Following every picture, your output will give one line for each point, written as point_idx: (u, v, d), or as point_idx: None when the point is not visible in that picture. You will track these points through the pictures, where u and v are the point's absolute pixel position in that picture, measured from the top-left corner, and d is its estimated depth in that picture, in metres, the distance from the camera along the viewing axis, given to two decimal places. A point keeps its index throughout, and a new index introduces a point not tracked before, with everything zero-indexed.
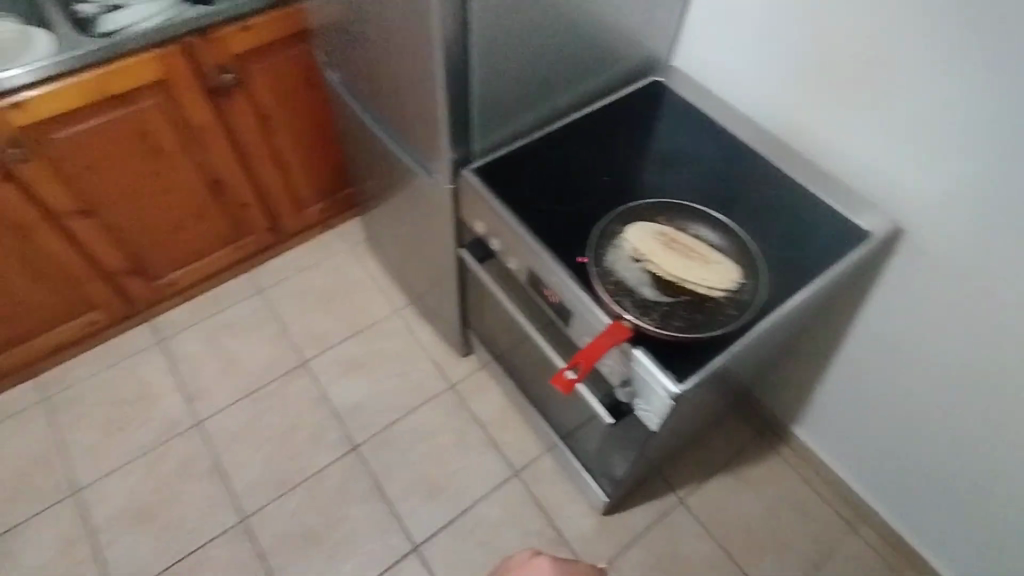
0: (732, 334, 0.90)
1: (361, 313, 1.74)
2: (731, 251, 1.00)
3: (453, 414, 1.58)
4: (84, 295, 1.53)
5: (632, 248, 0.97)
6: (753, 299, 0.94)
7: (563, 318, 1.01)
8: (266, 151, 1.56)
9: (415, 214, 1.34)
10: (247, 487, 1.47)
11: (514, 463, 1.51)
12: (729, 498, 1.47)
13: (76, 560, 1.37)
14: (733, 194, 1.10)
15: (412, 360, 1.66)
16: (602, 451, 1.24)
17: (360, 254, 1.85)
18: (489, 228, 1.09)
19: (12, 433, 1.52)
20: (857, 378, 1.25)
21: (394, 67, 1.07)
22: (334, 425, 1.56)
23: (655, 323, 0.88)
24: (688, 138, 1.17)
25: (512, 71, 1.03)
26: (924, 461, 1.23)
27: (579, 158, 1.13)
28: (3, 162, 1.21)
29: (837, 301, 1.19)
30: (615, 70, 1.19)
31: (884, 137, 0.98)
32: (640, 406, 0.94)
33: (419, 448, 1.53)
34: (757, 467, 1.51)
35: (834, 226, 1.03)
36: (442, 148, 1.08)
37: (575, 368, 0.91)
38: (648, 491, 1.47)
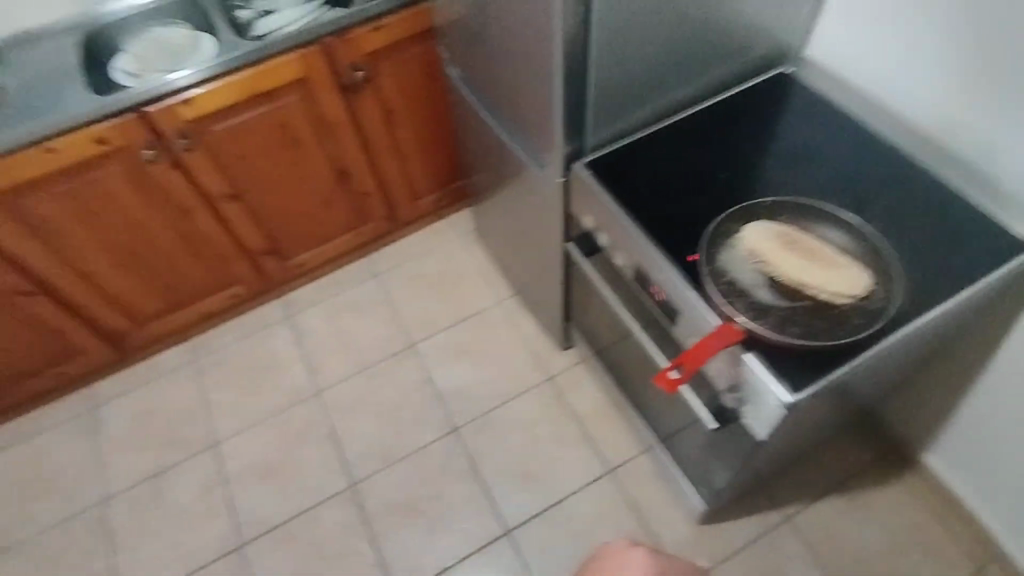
0: (857, 345, 0.83)
1: (467, 301, 1.81)
2: (860, 257, 0.93)
3: (550, 406, 1.60)
4: (230, 271, 1.72)
5: (749, 248, 0.92)
6: (883, 309, 0.86)
7: (670, 317, 0.98)
8: (389, 144, 1.66)
9: (525, 206, 1.36)
10: (357, 456, 1.58)
11: (609, 461, 1.50)
12: (842, 522, 1.36)
13: (214, 504, 1.56)
14: (868, 195, 1.02)
15: (513, 350, 1.70)
16: (702, 457, 1.20)
17: (470, 245, 1.92)
18: (598, 223, 1.09)
19: (167, 387, 1.75)
20: (1007, 406, 1.11)
21: (513, 63, 1.09)
22: (437, 406, 1.63)
23: (770, 328, 0.84)
24: (819, 134, 1.10)
25: (630, 64, 1.02)
26: None
27: (696, 154, 1.09)
28: (173, 150, 1.39)
29: (987, 318, 1.06)
30: (740, 62, 1.13)
31: None
32: (748, 414, 0.90)
33: (516, 436, 1.56)
34: (877, 493, 1.39)
35: (989, 234, 0.92)
36: (555, 142, 1.09)
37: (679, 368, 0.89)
38: (751, 505, 1.40)
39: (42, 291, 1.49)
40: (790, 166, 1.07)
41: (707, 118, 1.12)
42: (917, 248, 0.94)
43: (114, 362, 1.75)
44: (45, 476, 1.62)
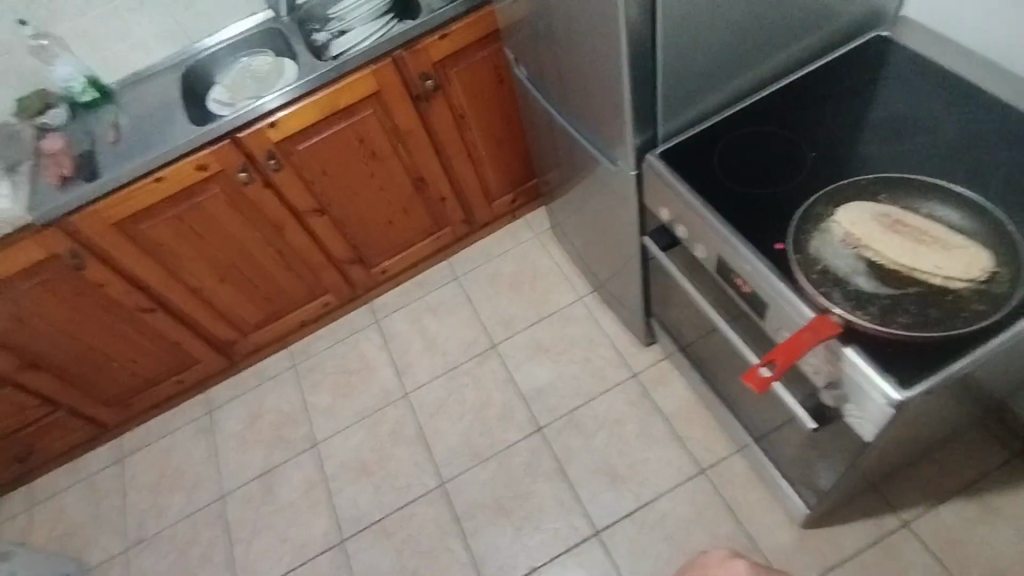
0: (978, 335, 0.75)
1: (546, 299, 1.80)
2: (978, 234, 0.82)
3: (635, 403, 1.56)
4: (319, 280, 1.81)
5: (845, 232, 0.85)
6: (1011, 293, 0.76)
7: (758, 311, 0.93)
8: (461, 148, 1.69)
9: (599, 201, 1.34)
10: (445, 456, 1.62)
11: (700, 460, 1.44)
12: (971, 528, 1.23)
13: (316, 501, 1.65)
14: (985, 161, 0.90)
15: (595, 347, 1.67)
16: (802, 457, 1.12)
17: (545, 243, 1.91)
18: (675, 215, 1.04)
19: (270, 391, 1.87)
20: None
21: (578, 58, 1.08)
22: (521, 406, 1.64)
23: (872, 319, 0.77)
24: (923, 100, 0.99)
25: (702, 44, 0.97)
26: None
27: (780, 134, 1.02)
28: (264, 170, 1.49)
29: None
30: (827, 30, 1.04)
31: None
32: (852, 413, 0.83)
33: (602, 435, 1.54)
34: (1012, 496, 1.24)
35: None
36: (625, 134, 1.06)
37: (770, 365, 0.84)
38: (860, 508, 1.30)
39: (161, 308, 1.64)
40: (892, 137, 0.97)
41: (791, 95, 1.05)
42: None
43: (224, 369, 1.90)
44: (171, 474, 1.78)
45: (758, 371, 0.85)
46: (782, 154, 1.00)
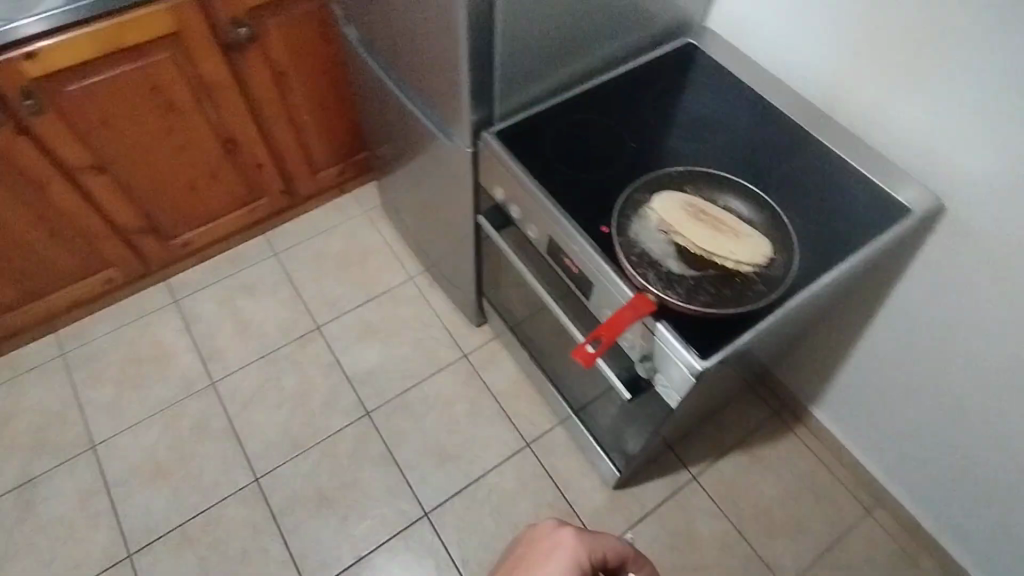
0: (761, 311, 0.85)
1: (375, 279, 1.72)
2: (762, 225, 0.94)
3: (465, 383, 1.56)
4: (100, 252, 1.52)
5: (659, 219, 0.92)
6: (784, 275, 0.88)
7: (584, 291, 0.97)
8: (282, 112, 1.53)
9: (433, 178, 1.31)
10: (261, 449, 1.48)
11: (526, 435, 1.50)
12: (744, 477, 1.45)
13: (95, 513, 1.40)
14: (765, 163, 1.04)
15: (426, 328, 1.64)
16: (615, 425, 1.22)
17: (375, 220, 1.82)
18: (508, 194, 1.05)
19: (32, 385, 1.54)
20: (882, 360, 1.22)
21: (413, 24, 1.03)
22: (348, 390, 1.55)
23: (680, 297, 0.85)
24: (723, 103, 1.11)
25: (539, 24, 0.97)
26: (949, 451, 1.19)
27: (604, 123, 1.08)
28: (18, 114, 1.19)
29: (865, 280, 1.14)
30: (646, 31, 1.13)
31: (930, 109, 0.92)
32: (661, 382, 0.91)
33: (432, 415, 1.52)
34: (774, 448, 1.48)
35: (871, 201, 0.98)
36: (461, 109, 1.03)
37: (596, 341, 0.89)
38: (661, 467, 1.46)
39: (16, 308, 1.51)
40: (696, 136, 1.08)
41: (614, 88, 1.11)
42: (808, 216, 0.98)
43: None
44: None
45: (585, 347, 0.90)
46: (607, 145, 1.06)
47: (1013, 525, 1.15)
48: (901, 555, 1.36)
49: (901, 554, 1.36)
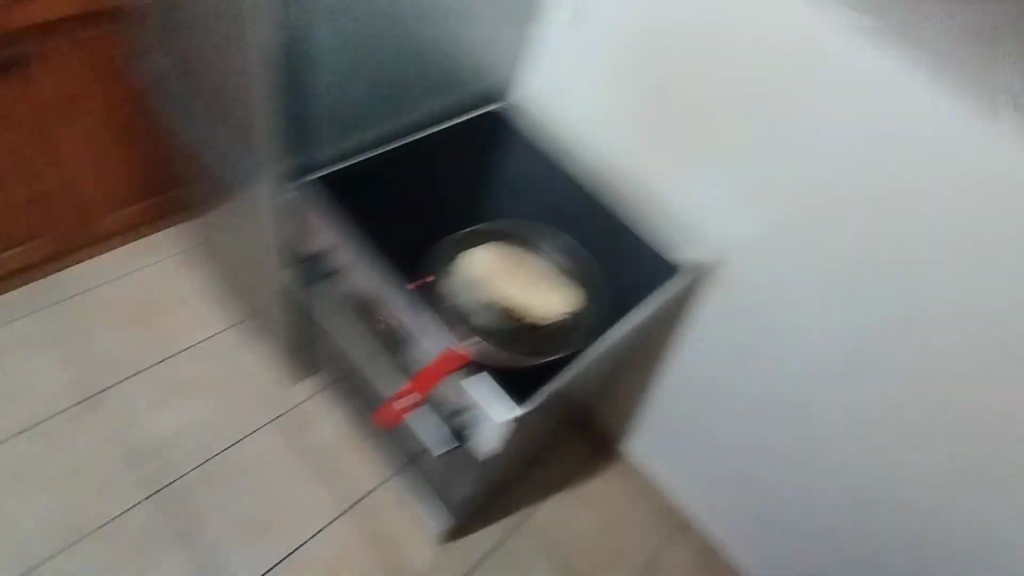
0: (568, 358, 0.93)
1: (176, 333, 1.52)
2: (565, 276, 1.05)
3: (282, 444, 1.44)
4: None
5: (478, 273, 1.00)
6: (586, 322, 0.98)
7: (407, 340, 0.98)
8: (58, 145, 1.36)
9: (245, 225, 1.23)
10: (23, 540, 1.25)
11: (351, 494, 1.42)
12: (566, 516, 1.51)
13: None
14: (571, 221, 1.13)
15: (238, 385, 1.49)
16: (443, 475, 1.21)
17: (178, 266, 1.61)
18: (329, 243, 1.04)
19: None
20: (676, 398, 1.35)
21: (218, 67, 0.99)
22: (140, 462, 1.36)
23: (495, 347, 0.91)
24: (536, 165, 1.20)
25: (350, 76, 0.99)
26: (733, 476, 1.34)
27: (424, 178, 1.11)
28: None
29: (660, 326, 1.28)
30: (461, 93, 1.20)
31: (700, 183, 1.08)
32: (476, 433, 0.94)
33: (244, 483, 1.38)
34: (594, 485, 1.56)
35: (658, 258, 1.11)
36: (265, 159, 0.99)
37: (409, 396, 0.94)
38: (490, 515, 1.47)
39: None
40: (513, 194, 1.15)
41: (433, 145, 1.16)
42: (610, 269, 1.07)
43: None
44: None
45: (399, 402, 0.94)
46: (426, 197, 1.08)
47: (782, 537, 1.33)
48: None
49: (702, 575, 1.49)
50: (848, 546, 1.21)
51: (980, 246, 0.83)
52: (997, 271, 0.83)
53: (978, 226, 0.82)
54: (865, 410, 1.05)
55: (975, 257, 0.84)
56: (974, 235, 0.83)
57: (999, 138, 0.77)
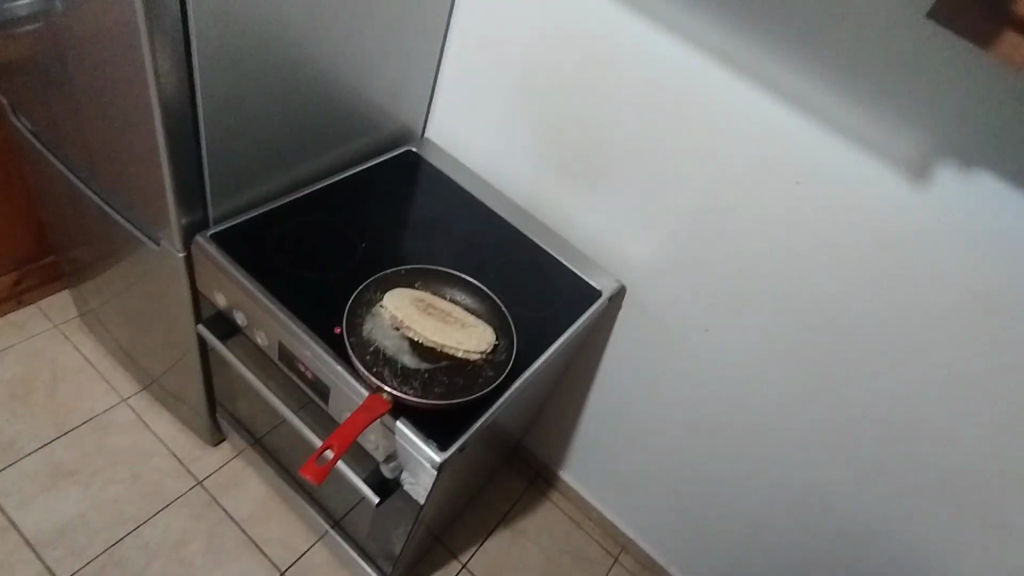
0: (492, 395, 0.91)
1: (72, 408, 1.41)
2: (485, 312, 1.02)
3: (199, 516, 1.33)
4: None
5: (390, 315, 0.94)
6: (507, 358, 0.96)
7: (321, 395, 0.94)
8: None
9: (144, 284, 1.17)
10: None
11: (278, 562, 1.32)
12: (508, 553, 1.49)
13: None
14: (484, 258, 1.16)
15: (146, 457, 1.38)
16: (375, 530, 1.16)
17: (72, 335, 1.52)
18: (231, 300, 0.99)
19: None
20: (603, 417, 1.39)
21: (105, 124, 0.95)
22: (28, 558, 1.21)
23: (416, 392, 0.87)
24: (446, 205, 1.22)
25: (247, 128, 0.97)
26: (666, 489, 1.38)
27: (333, 225, 1.10)
28: None
29: (581, 351, 1.32)
30: (367, 139, 1.22)
31: (604, 211, 1.14)
32: (408, 480, 0.90)
33: (155, 565, 1.26)
34: (532, 517, 1.55)
35: (572, 286, 1.15)
36: (167, 213, 0.97)
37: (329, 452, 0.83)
38: (429, 563, 1.42)
39: None
40: (425, 235, 1.16)
41: (341, 191, 1.16)
42: (524, 301, 1.11)
43: None
44: None
45: (317, 459, 0.83)
46: (335, 245, 1.07)
47: (718, 544, 1.36)
48: None
49: None
50: (777, 542, 1.25)
51: (850, 253, 0.90)
52: (866, 274, 0.90)
53: (846, 235, 0.90)
54: (774, 412, 1.11)
55: (848, 263, 0.91)
56: (844, 243, 0.90)
57: (852, 156, 0.85)
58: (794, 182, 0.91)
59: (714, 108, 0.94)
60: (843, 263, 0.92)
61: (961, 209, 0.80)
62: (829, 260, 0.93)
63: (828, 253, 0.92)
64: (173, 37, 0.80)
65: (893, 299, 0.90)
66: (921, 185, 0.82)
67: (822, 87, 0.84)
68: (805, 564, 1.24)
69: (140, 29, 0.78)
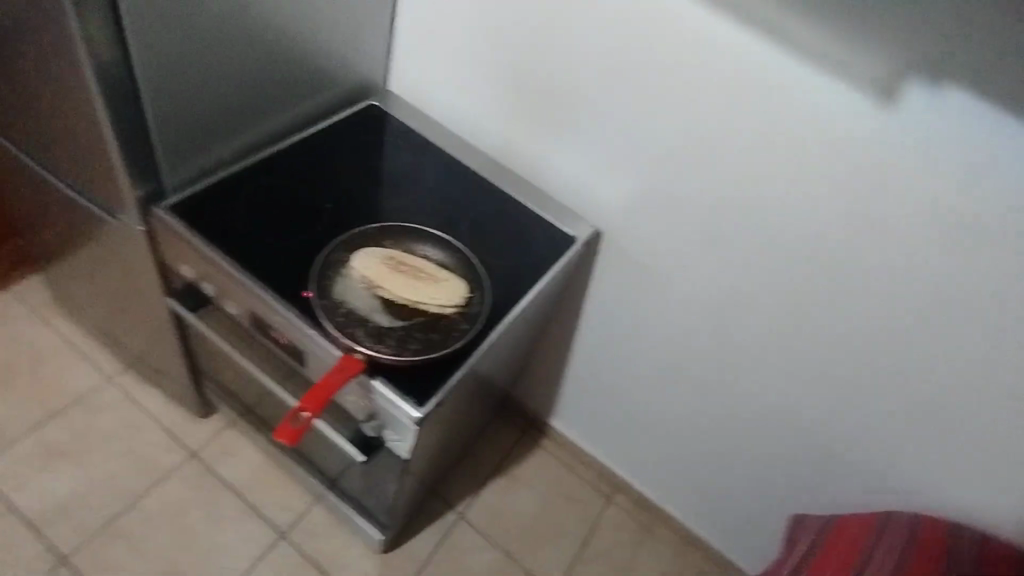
0: (468, 348, 0.91)
1: (57, 390, 1.41)
2: (457, 267, 1.01)
3: (196, 486, 1.35)
4: None
5: (360, 275, 0.93)
6: (482, 310, 0.95)
7: (298, 360, 0.94)
8: None
9: (113, 261, 1.15)
10: None
11: (279, 524, 1.35)
12: (504, 500, 1.52)
13: None
14: (456, 211, 1.14)
15: (137, 433, 1.39)
16: (369, 487, 1.18)
17: (48, 317, 1.50)
18: (198, 271, 0.98)
19: None
20: (590, 362, 1.40)
21: (44, 95, 0.91)
22: (30, 537, 1.23)
23: (390, 349, 0.86)
24: (414, 160, 1.19)
25: (196, 90, 0.93)
26: (655, 428, 1.40)
27: (298, 187, 1.07)
28: None
29: (563, 299, 1.32)
30: (325, 94, 1.18)
31: (576, 155, 1.11)
32: (390, 437, 0.91)
33: (156, 537, 1.28)
34: (526, 464, 1.59)
35: (548, 234, 1.13)
36: (119, 185, 0.94)
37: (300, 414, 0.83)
38: (427, 515, 1.46)
39: None
40: (394, 192, 1.13)
41: (303, 152, 1.12)
42: (499, 252, 1.09)
43: None
44: None
45: (290, 422, 0.83)
46: (300, 207, 1.04)
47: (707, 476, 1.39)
48: (642, 530, 1.55)
49: (642, 529, 1.55)
50: (764, 473, 1.29)
51: (823, 181, 0.89)
52: (839, 202, 0.89)
53: (817, 162, 0.88)
54: (755, 345, 1.11)
55: (820, 192, 0.90)
56: (817, 172, 0.89)
57: (822, 82, 0.83)
58: (764, 111, 0.89)
59: (680, 38, 0.90)
60: (816, 193, 0.91)
61: (930, 128, 0.79)
62: (802, 191, 0.92)
63: (800, 182, 0.91)
64: None
65: (868, 225, 0.89)
66: (892, 107, 0.80)
67: (789, 7, 0.81)
68: (791, 490, 1.27)
69: None
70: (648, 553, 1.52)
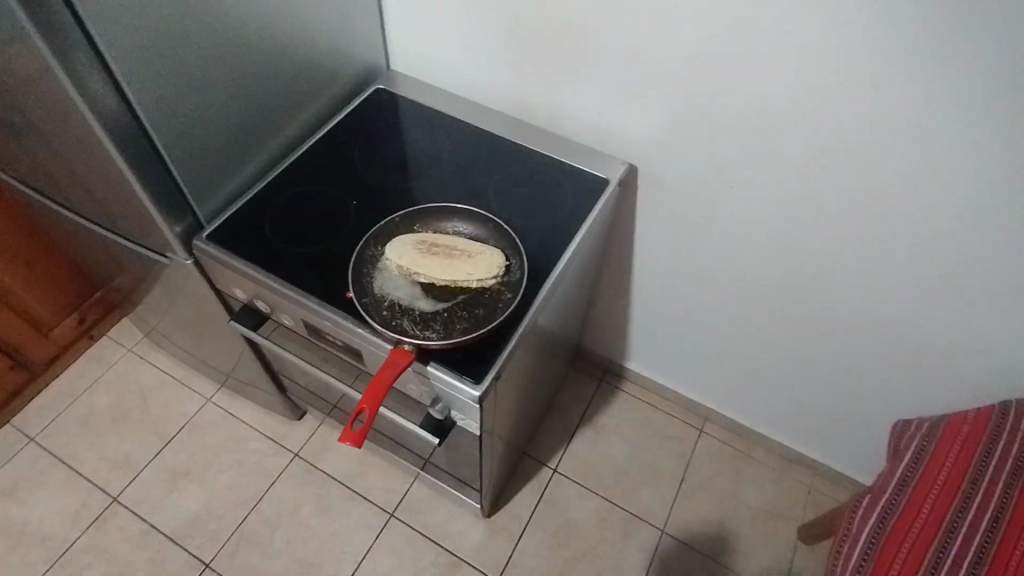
0: (515, 317, 0.90)
1: (168, 418, 1.54)
2: (491, 237, 0.99)
3: (305, 482, 1.46)
4: None
5: (396, 266, 0.93)
6: (522, 276, 0.94)
7: (357, 358, 0.96)
8: None
9: (179, 295, 1.23)
10: None
11: (386, 506, 1.43)
12: (595, 449, 1.53)
13: None
14: (483, 179, 1.11)
15: (244, 444, 1.50)
16: (456, 461, 1.21)
17: (145, 354, 1.64)
18: (249, 292, 1.01)
19: None
20: (653, 301, 1.36)
21: (72, 159, 0.95)
22: (175, 552, 1.37)
23: (438, 334, 0.86)
24: (431, 136, 1.17)
25: (200, 120, 0.94)
26: (733, 354, 1.35)
27: (324, 190, 1.08)
28: None
29: (612, 242, 1.28)
30: (330, 91, 1.17)
31: (593, 93, 1.04)
32: (459, 417, 0.92)
33: (280, 534, 1.40)
34: (610, 411, 1.59)
35: (580, 182, 1.09)
36: (159, 227, 0.98)
37: (361, 417, 0.84)
38: (523, 476, 1.49)
39: None
40: (417, 174, 1.12)
41: (322, 154, 1.13)
42: (532, 211, 1.06)
43: None
44: None
45: (352, 427, 0.85)
46: (329, 210, 1.05)
47: (797, 393, 1.33)
48: (739, 455, 1.52)
49: (739, 454, 1.52)
50: (859, 380, 1.21)
51: (868, 61, 0.78)
52: (889, 81, 0.79)
53: (859, 41, 0.77)
54: (823, 253, 1.03)
55: (866, 74, 0.80)
56: (861, 53, 0.78)
57: None
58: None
59: None
60: (861, 78, 0.80)
61: None
62: (845, 78, 0.81)
63: (841, 69, 0.81)
64: (87, 58, 0.77)
65: (928, 100, 0.78)
66: None
67: None
68: (892, 394, 1.20)
69: (49, 58, 0.75)
70: (751, 478, 1.48)
